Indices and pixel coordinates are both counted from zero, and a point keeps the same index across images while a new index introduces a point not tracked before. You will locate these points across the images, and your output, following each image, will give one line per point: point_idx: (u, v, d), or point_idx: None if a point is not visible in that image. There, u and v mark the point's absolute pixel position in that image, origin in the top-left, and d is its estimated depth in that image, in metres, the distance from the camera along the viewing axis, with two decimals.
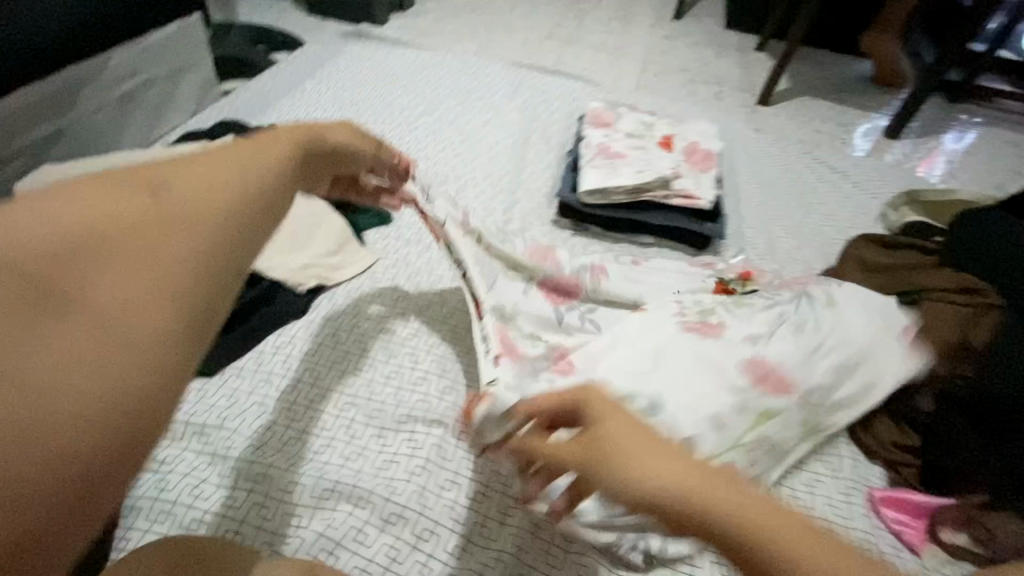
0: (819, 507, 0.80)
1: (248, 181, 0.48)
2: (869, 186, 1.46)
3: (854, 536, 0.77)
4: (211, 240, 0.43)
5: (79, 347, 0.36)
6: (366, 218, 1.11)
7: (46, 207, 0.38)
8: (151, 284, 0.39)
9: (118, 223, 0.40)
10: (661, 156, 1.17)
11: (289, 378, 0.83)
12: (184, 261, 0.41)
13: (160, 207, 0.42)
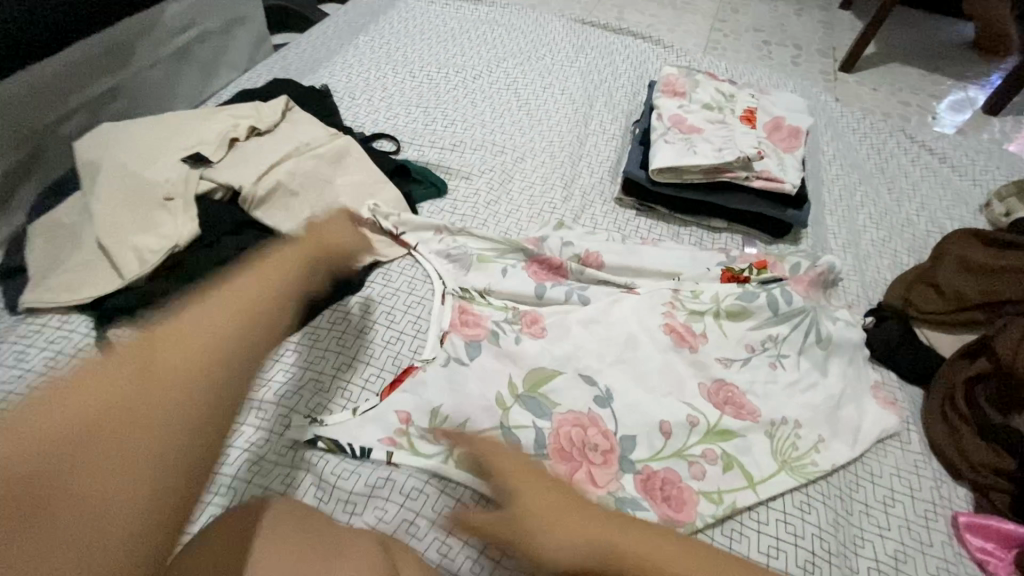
0: (893, 527, 0.73)
1: (233, 325, 0.61)
2: (970, 171, 1.31)
3: (931, 561, 0.71)
4: (206, 373, 0.55)
5: (126, 459, 0.47)
6: (421, 189, 1.06)
7: (68, 402, 0.48)
8: (166, 411, 0.51)
9: (146, 382, 0.52)
10: (742, 131, 1.06)
11: (344, 355, 0.82)
12: (180, 386, 0.53)
13: (170, 355, 0.55)
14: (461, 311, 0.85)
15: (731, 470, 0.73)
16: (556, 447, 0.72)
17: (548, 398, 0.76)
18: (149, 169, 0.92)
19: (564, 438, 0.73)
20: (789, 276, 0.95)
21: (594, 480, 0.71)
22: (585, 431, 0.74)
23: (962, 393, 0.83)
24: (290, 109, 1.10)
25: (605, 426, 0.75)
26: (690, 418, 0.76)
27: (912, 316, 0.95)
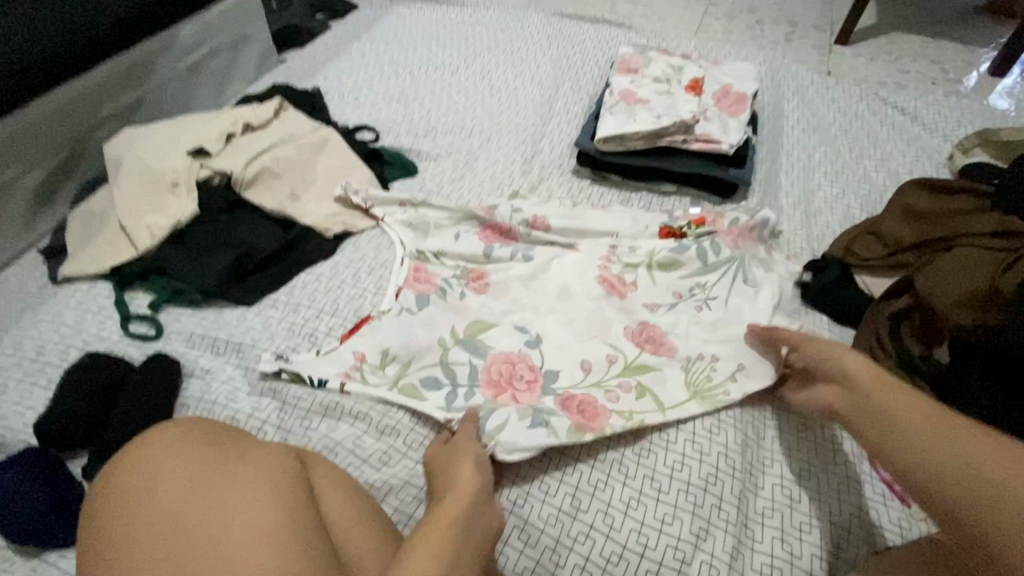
0: (796, 450, 0.80)
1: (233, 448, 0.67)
2: (942, 130, 1.31)
3: (829, 479, 0.77)
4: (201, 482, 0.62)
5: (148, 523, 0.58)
6: (393, 171, 1.19)
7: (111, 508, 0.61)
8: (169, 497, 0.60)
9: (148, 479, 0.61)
10: (685, 100, 1.12)
11: (313, 308, 0.95)
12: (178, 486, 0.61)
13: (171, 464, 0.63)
14: (414, 272, 0.96)
15: (643, 397, 0.80)
16: (485, 378, 0.81)
17: (484, 342, 0.86)
18: (160, 161, 1.09)
19: (494, 370, 0.82)
20: (722, 229, 1.01)
21: (516, 403, 0.79)
22: (514, 365, 0.83)
23: (885, 329, 0.86)
24: (283, 108, 1.26)
25: (531, 360, 0.84)
26: (610, 356, 0.85)
27: (850, 263, 0.97)
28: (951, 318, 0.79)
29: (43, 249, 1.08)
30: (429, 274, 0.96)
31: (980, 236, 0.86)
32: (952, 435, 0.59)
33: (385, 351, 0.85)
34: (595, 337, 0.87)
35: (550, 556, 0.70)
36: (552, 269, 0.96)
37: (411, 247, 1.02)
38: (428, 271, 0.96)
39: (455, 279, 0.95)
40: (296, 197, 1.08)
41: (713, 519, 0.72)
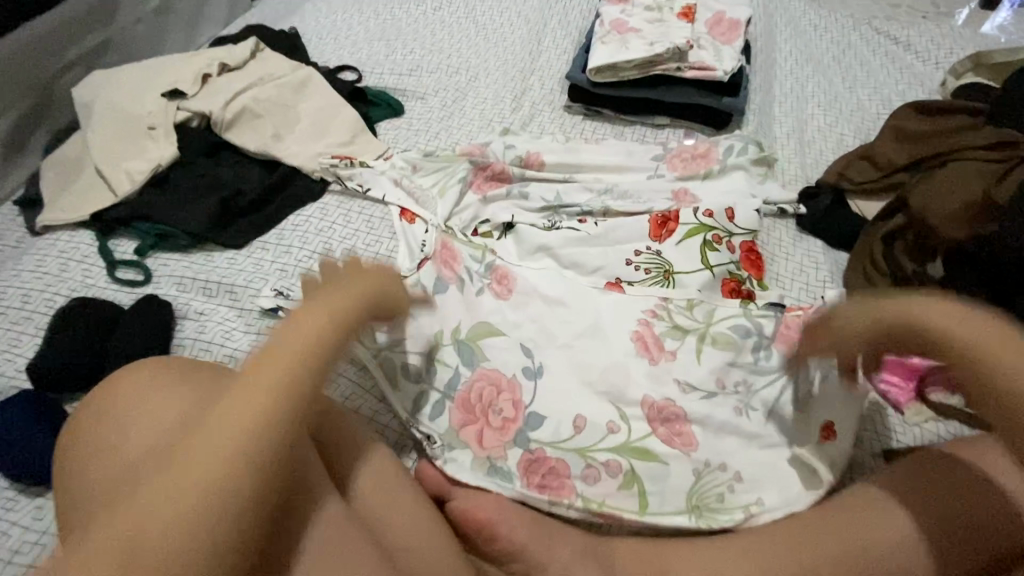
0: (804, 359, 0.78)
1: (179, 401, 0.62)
2: (935, 56, 1.29)
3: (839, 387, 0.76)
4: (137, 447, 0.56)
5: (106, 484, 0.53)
6: (379, 112, 1.15)
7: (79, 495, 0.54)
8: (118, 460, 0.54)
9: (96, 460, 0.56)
10: (677, 27, 1.10)
11: (306, 249, 0.92)
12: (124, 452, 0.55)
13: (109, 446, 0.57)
14: (438, 254, 0.88)
15: (628, 488, 0.69)
16: (462, 397, 0.75)
17: (481, 348, 0.78)
18: (134, 104, 1.04)
19: (474, 390, 0.75)
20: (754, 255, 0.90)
21: (481, 441, 0.72)
22: (498, 394, 0.74)
23: (880, 249, 0.86)
24: (260, 48, 1.21)
25: (519, 395, 0.74)
26: (611, 423, 0.72)
27: (845, 188, 0.97)
28: (945, 235, 0.80)
29: (17, 200, 1.03)
30: (454, 251, 0.88)
31: (976, 151, 0.86)
32: (973, 333, 0.61)
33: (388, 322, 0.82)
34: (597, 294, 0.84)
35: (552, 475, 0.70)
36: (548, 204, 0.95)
37: (438, 217, 0.93)
38: (455, 251, 0.88)
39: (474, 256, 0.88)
40: (280, 137, 1.05)
41: (718, 432, 0.72)
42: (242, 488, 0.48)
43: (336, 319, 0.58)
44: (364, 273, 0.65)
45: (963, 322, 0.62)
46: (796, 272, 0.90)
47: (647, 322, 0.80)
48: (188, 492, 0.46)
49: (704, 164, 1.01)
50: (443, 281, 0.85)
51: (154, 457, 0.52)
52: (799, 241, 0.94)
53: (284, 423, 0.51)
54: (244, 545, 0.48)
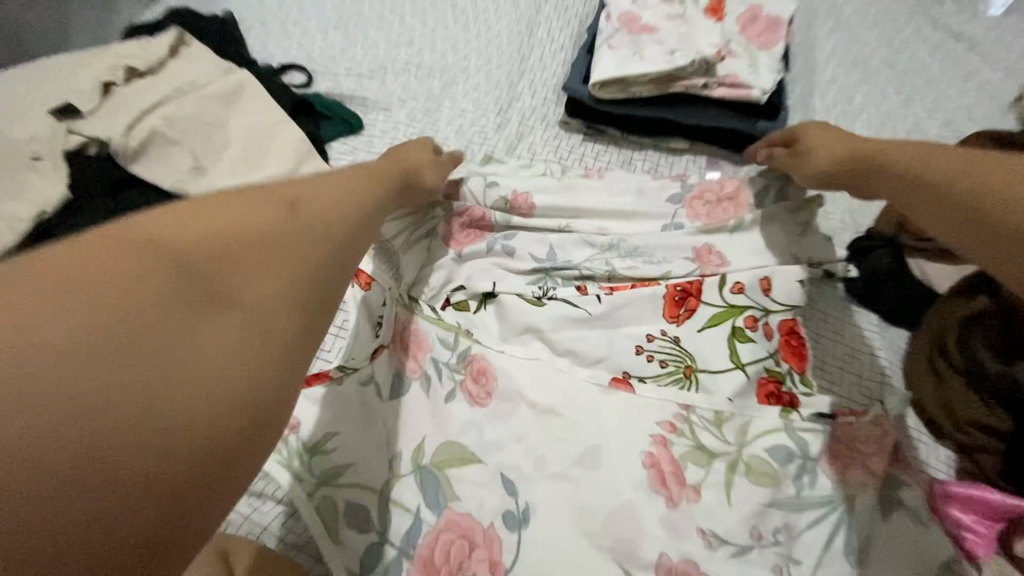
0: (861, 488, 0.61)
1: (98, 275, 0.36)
2: (1007, 57, 1.07)
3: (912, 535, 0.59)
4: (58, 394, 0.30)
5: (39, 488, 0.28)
6: (332, 129, 0.94)
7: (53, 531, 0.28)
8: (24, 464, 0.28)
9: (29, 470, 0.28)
10: (703, 27, 0.87)
11: None
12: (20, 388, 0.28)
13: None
14: (400, 342, 0.70)
15: None
16: (422, 555, 0.57)
17: (451, 479, 0.62)
18: (13, 126, 0.82)
19: (438, 546, 0.58)
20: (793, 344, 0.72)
21: None
22: (469, 551, 0.58)
23: (953, 339, 0.69)
24: (183, 43, 0.97)
25: (496, 553, 0.57)
26: None
27: (904, 243, 0.78)
28: None
29: None
30: (422, 337, 0.70)
31: None
32: (940, 158, 0.56)
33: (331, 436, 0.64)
34: (599, 398, 0.66)
35: None
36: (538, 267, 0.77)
37: (401, 285, 0.75)
38: (423, 337, 0.70)
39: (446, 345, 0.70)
40: (202, 168, 0.83)
41: None
42: (242, 393, 0.36)
43: (342, 214, 0.49)
44: (427, 158, 0.74)
45: (932, 155, 0.57)
46: (843, 361, 0.73)
47: (662, 444, 0.63)
48: (175, 360, 0.33)
49: (734, 211, 0.80)
50: (405, 379, 0.68)
51: (131, 404, 0.31)
52: (848, 318, 0.77)
53: (291, 296, 0.41)
54: (252, 418, 0.36)
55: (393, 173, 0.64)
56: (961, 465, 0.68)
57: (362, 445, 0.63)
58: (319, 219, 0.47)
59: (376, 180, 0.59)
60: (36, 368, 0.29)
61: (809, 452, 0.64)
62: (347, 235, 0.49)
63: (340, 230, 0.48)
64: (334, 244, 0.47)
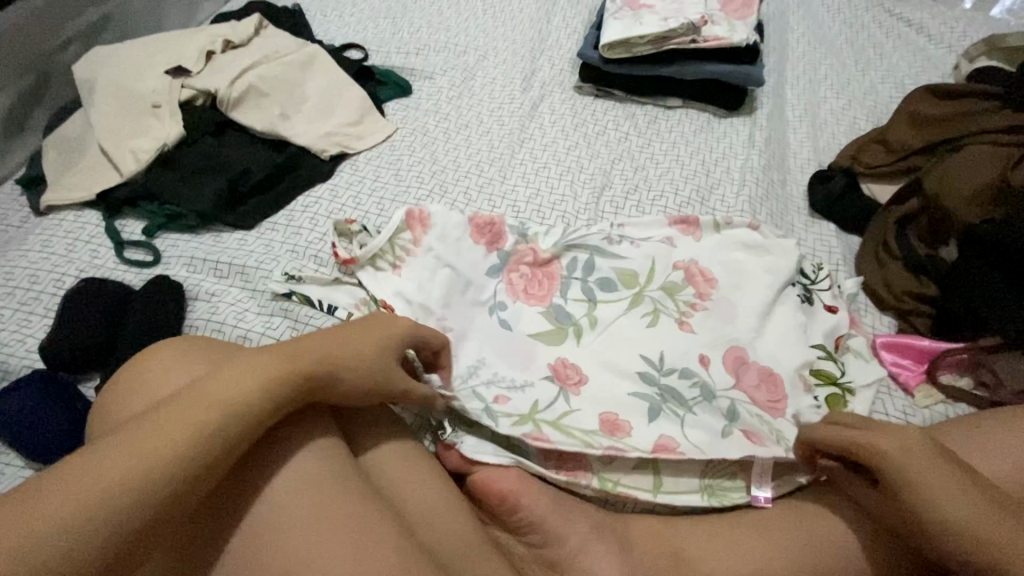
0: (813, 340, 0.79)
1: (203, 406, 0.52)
2: (950, 36, 1.27)
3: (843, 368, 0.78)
4: (131, 471, 0.47)
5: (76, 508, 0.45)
6: (387, 91, 1.13)
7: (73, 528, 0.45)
8: (93, 497, 0.46)
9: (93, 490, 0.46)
10: (690, 4, 1.09)
11: (316, 231, 0.91)
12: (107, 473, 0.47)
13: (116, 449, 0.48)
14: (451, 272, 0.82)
15: (642, 469, 0.70)
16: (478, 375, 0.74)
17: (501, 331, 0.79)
18: (138, 81, 1.02)
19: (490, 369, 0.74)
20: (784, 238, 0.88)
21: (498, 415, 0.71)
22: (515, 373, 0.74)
23: (893, 232, 0.86)
24: (265, 24, 1.17)
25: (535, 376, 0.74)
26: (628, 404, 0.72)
27: (856, 171, 0.95)
28: (961, 217, 0.79)
29: (20, 179, 1.02)
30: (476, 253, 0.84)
31: (992, 133, 0.85)
32: (922, 484, 0.58)
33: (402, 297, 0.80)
34: (613, 275, 0.83)
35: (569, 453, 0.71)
36: (562, 189, 0.97)
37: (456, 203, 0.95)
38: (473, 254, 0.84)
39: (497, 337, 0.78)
40: (287, 116, 1.03)
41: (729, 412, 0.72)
42: (148, 486, 0.47)
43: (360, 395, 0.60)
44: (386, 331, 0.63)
45: (924, 490, 0.58)
46: (810, 255, 0.90)
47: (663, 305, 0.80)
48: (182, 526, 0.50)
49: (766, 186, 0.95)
50: (459, 255, 0.83)
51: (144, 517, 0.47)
52: (816, 225, 0.93)
53: (174, 461, 0.48)
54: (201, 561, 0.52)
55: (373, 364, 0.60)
56: (899, 326, 0.83)
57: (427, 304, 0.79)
58: (229, 391, 0.53)
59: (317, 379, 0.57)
60: (114, 483, 0.47)
61: (775, 313, 0.80)
62: (252, 412, 0.52)
63: (243, 410, 0.52)
64: (221, 427, 0.51)
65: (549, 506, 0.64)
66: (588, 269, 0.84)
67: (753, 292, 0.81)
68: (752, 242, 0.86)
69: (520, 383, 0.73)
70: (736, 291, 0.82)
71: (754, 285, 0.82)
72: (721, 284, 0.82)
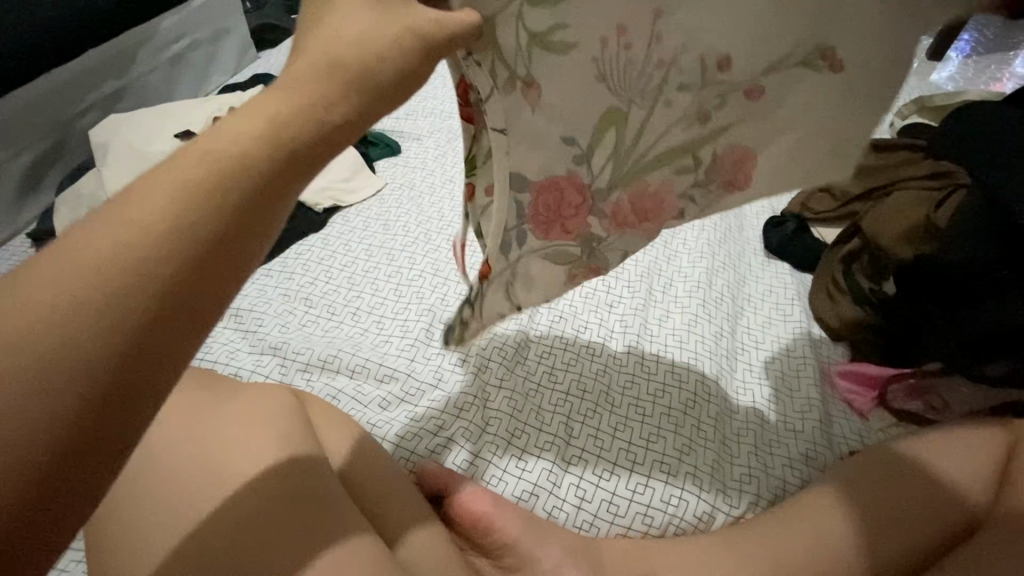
0: (765, 378, 0.85)
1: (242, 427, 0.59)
2: (886, 97, 1.41)
3: (793, 403, 0.82)
4: (181, 479, 0.55)
5: (141, 508, 0.54)
6: (376, 151, 1.23)
7: (136, 525, 0.53)
8: (153, 500, 0.54)
9: (154, 491, 0.55)
10: None
11: (307, 276, 0.97)
12: (164, 481, 0.55)
13: (166, 462, 0.56)
14: (633, 189, 0.65)
15: (618, 490, 0.72)
16: (457, 405, 0.78)
17: (478, 366, 0.83)
18: (149, 145, 1.12)
19: (464, 399, 0.79)
20: (732, 278, 0.97)
21: (477, 448, 0.75)
22: (490, 402, 0.79)
23: (840, 271, 0.94)
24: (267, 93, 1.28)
25: (507, 411, 0.78)
26: (594, 436, 0.76)
27: (806, 217, 1.05)
28: (895, 254, 0.87)
29: (30, 234, 1.09)
30: (658, 198, 0.65)
31: (916, 180, 0.93)
32: None
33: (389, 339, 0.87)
34: (579, 313, 0.90)
35: (547, 477, 0.73)
36: None
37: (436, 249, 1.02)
38: (659, 189, 0.65)
39: (588, 120, 0.60)
40: None
41: (693, 436, 0.77)
42: (186, 496, 0.54)
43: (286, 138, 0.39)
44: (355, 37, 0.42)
45: None
46: (766, 293, 0.96)
47: (627, 340, 0.87)
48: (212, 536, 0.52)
49: (728, 239, 1.03)
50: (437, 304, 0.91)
51: (180, 521, 0.53)
52: (768, 266, 1.01)
53: (188, 485, 0.55)
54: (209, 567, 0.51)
55: (306, 74, 0.41)
56: (851, 356, 0.90)
57: (411, 346, 0.86)
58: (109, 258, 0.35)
59: (252, 123, 0.39)
60: (166, 490, 0.55)
61: (722, 350, 0.87)
62: (272, 456, 0.57)
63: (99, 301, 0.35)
64: (240, 459, 0.56)
65: (523, 527, 0.66)
66: (552, 307, 0.90)
67: (704, 331, 0.88)
68: (705, 280, 0.94)
69: (502, 415, 0.78)
70: (692, 329, 0.88)
71: (707, 324, 0.89)
72: (678, 322, 0.89)
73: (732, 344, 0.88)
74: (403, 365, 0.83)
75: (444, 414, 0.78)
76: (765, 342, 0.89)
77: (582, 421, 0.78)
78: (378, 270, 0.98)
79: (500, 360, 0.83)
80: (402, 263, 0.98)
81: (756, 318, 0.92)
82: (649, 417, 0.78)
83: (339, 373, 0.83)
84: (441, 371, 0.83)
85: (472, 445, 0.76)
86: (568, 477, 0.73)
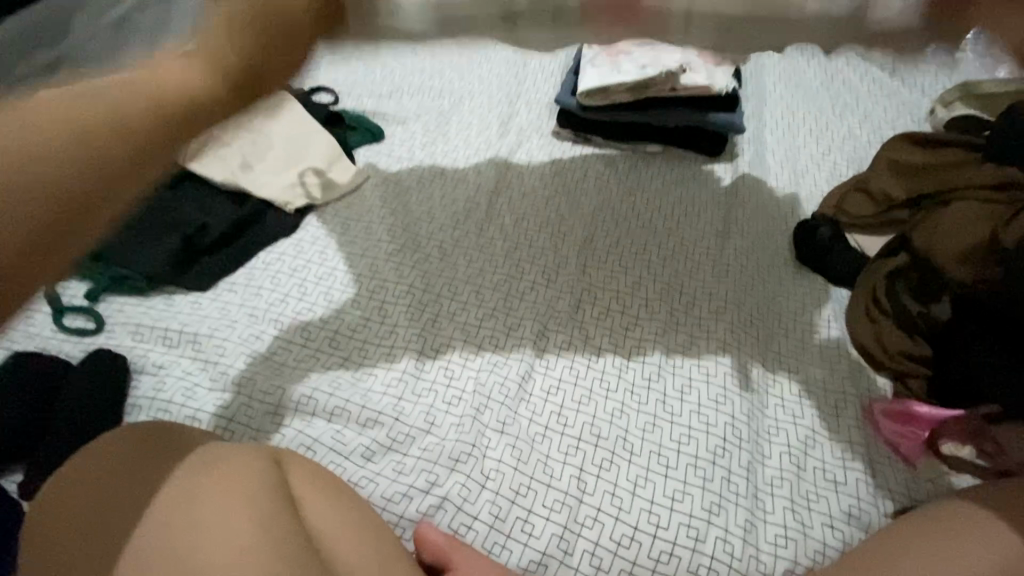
0: (800, 417, 0.75)
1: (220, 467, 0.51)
2: (926, 81, 1.26)
3: (832, 448, 0.73)
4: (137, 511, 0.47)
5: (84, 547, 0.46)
6: (357, 137, 1.07)
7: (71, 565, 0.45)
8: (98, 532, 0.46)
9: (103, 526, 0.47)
10: (670, 50, 1.08)
11: (277, 292, 0.84)
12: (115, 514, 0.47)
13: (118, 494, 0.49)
14: None
15: (640, 557, 0.63)
16: (453, 457, 0.68)
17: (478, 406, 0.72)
18: None
19: (460, 449, 0.68)
20: (760, 298, 0.86)
21: (476, 510, 0.65)
22: (489, 452, 0.69)
23: (883, 289, 0.83)
24: None
25: (509, 462, 0.68)
26: (610, 491, 0.67)
27: (840, 222, 0.93)
28: (951, 274, 0.76)
29: None
30: None
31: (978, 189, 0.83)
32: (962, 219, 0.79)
33: (373, 372, 0.76)
34: (591, 344, 0.78)
35: (558, 544, 0.64)
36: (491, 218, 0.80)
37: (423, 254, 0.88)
38: None
39: None
40: (249, 165, 0.97)
41: (723, 492, 0.68)
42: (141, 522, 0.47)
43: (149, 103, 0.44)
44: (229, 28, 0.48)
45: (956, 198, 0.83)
46: (799, 313, 0.86)
47: (647, 373, 0.76)
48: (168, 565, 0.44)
49: (754, 252, 0.91)
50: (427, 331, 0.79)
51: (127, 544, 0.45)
52: (799, 281, 0.89)
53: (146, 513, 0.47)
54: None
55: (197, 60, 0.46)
56: (896, 389, 0.79)
57: (398, 383, 0.74)
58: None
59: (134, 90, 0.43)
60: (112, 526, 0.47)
61: (751, 385, 0.77)
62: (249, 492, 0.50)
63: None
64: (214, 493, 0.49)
65: None
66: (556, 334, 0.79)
67: (731, 364, 0.78)
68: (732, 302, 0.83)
69: (504, 467, 0.68)
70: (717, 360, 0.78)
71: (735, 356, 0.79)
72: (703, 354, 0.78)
73: (762, 376, 0.78)
74: (388, 406, 0.72)
75: (438, 468, 0.67)
76: (800, 373, 0.79)
77: (597, 473, 0.68)
78: (359, 285, 0.85)
79: (500, 399, 0.72)
80: (383, 280, 0.85)
81: (788, 345, 0.82)
82: (673, 470, 0.69)
83: (315, 415, 0.71)
84: (435, 413, 0.72)
85: (469, 506, 0.65)
86: (583, 544, 0.64)
